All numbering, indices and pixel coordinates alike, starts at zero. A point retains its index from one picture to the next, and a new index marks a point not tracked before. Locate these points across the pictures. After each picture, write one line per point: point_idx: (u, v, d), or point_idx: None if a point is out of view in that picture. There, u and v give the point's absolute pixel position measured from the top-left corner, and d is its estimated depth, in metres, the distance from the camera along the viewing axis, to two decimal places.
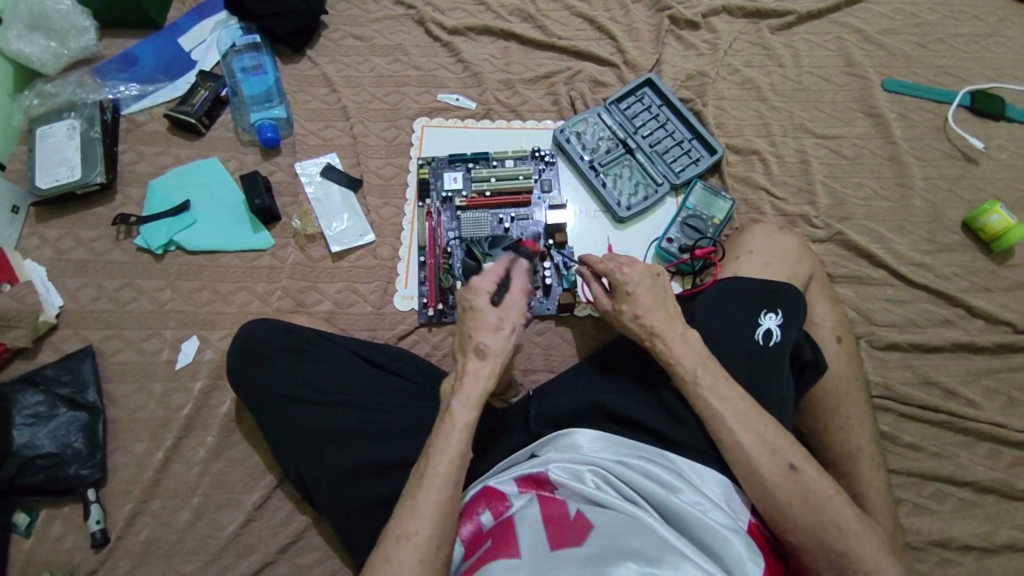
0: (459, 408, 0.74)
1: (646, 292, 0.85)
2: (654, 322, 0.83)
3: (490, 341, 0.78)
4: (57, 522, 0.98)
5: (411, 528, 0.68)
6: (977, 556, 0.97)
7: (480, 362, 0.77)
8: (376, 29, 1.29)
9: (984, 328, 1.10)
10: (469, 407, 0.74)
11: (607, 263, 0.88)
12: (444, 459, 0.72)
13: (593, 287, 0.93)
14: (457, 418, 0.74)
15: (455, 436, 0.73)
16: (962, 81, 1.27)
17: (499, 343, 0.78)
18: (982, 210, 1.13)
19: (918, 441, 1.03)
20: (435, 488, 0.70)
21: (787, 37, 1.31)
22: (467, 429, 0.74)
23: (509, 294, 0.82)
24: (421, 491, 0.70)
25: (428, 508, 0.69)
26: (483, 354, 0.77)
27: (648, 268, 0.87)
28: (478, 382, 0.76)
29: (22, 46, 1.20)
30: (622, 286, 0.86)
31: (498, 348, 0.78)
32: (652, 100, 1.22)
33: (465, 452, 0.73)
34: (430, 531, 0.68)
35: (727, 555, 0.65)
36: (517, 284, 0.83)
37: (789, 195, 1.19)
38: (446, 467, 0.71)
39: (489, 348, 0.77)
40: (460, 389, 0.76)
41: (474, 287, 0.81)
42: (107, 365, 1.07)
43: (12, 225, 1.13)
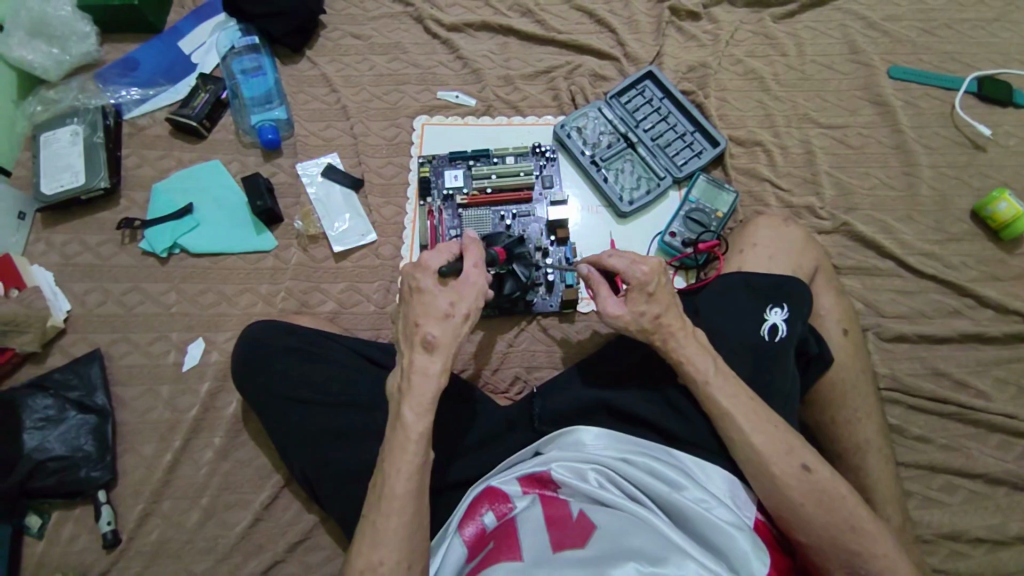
0: (411, 416, 0.73)
1: (664, 293, 0.81)
2: (671, 322, 0.80)
3: (437, 332, 0.75)
4: (69, 524, 0.99)
5: (377, 558, 0.68)
6: (988, 548, 0.96)
7: (427, 356, 0.75)
8: (375, 28, 1.29)
9: (994, 317, 1.09)
10: (420, 412, 0.73)
11: (622, 263, 0.84)
12: (401, 479, 0.70)
13: (602, 291, 0.85)
14: (408, 425, 0.72)
15: (410, 449, 0.71)
16: (969, 67, 1.25)
17: (447, 333, 0.76)
18: (991, 198, 1.11)
19: (927, 433, 1.02)
20: (395, 511, 0.69)
21: (790, 26, 1.29)
22: (420, 441, 0.72)
23: (463, 278, 0.79)
24: (381, 517, 0.69)
25: (388, 535, 0.68)
26: (430, 347, 0.75)
27: (660, 264, 0.83)
28: (427, 381, 0.74)
29: (23, 53, 1.20)
30: (643, 286, 0.81)
31: (446, 340, 0.75)
32: (654, 93, 1.21)
33: (422, 466, 0.72)
34: (395, 557, 0.68)
35: (732, 553, 0.65)
36: (471, 268, 0.79)
37: (793, 187, 1.18)
38: (404, 485, 0.70)
39: (436, 340, 0.75)
40: (409, 391, 0.74)
41: (424, 270, 0.78)
42: (115, 368, 1.08)
43: (19, 231, 1.14)
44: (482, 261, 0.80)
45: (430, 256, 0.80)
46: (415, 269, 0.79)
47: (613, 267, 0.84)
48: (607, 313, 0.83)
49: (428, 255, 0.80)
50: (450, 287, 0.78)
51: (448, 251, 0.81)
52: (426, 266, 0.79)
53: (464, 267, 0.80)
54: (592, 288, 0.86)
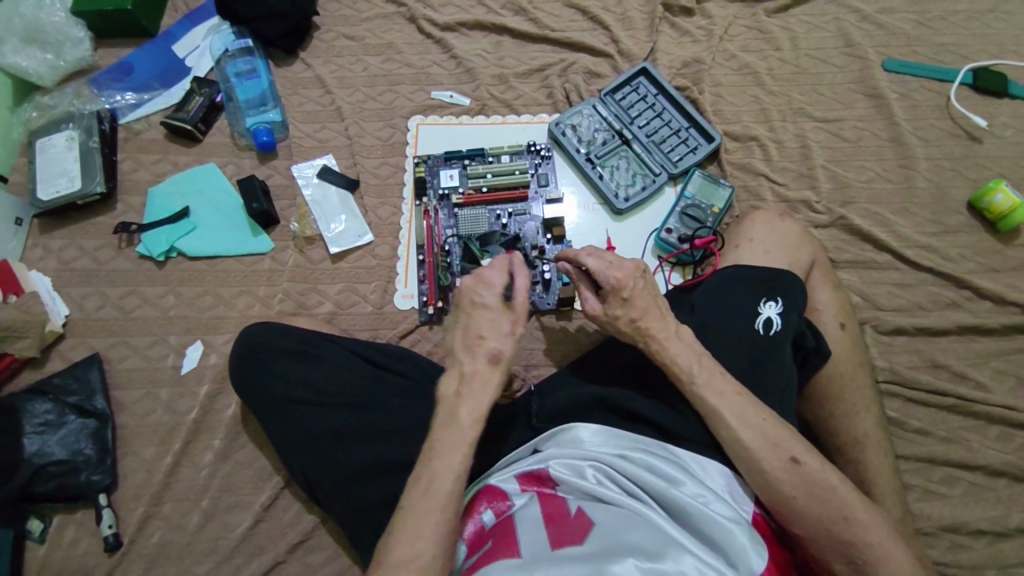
0: (468, 421, 0.73)
1: (641, 295, 0.82)
2: (653, 325, 0.80)
3: (500, 345, 0.77)
4: (70, 528, 1.00)
5: (416, 549, 0.66)
6: (989, 540, 0.95)
7: (489, 367, 0.76)
8: (368, 28, 1.29)
9: (991, 309, 1.09)
10: (477, 418, 0.74)
11: (598, 265, 0.85)
12: (449, 476, 0.70)
13: (583, 289, 0.88)
14: (465, 430, 0.73)
15: (460, 449, 0.72)
16: (964, 58, 1.24)
17: (508, 345, 0.77)
18: (987, 189, 1.11)
19: (926, 426, 1.02)
20: (439, 506, 0.68)
21: (784, 20, 1.29)
22: (472, 444, 0.72)
23: (517, 295, 0.80)
24: (424, 509, 0.68)
25: (432, 528, 0.67)
26: (493, 359, 0.76)
27: (635, 267, 0.85)
28: (486, 389, 0.75)
29: (17, 60, 1.21)
30: (617, 291, 0.83)
31: (506, 353, 0.77)
32: (648, 89, 1.21)
33: (468, 468, 0.72)
34: (434, 551, 0.66)
35: (730, 548, 0.65)
36: (525, 285, 0.80)
37: (789, 181, 1.17)
38: (450, 483, 0.70)
39: (498, 351, 0.76)
40: (468, 397, 0.75)
41: (487, 285, 0.80)
42: (115, 372, 1.09)
43: (16, 237, 1.14)
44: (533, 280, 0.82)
45: (488, 270, 0.81)
46: (472, 286, 0.80)
47: (590, 269, 0.85)
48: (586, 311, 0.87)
49: (487, 268, 0.81)
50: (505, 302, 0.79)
51: (501, 267, 0.82)
52: (483, 282, 0.80)
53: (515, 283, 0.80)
54: (575, 282, 0.90)
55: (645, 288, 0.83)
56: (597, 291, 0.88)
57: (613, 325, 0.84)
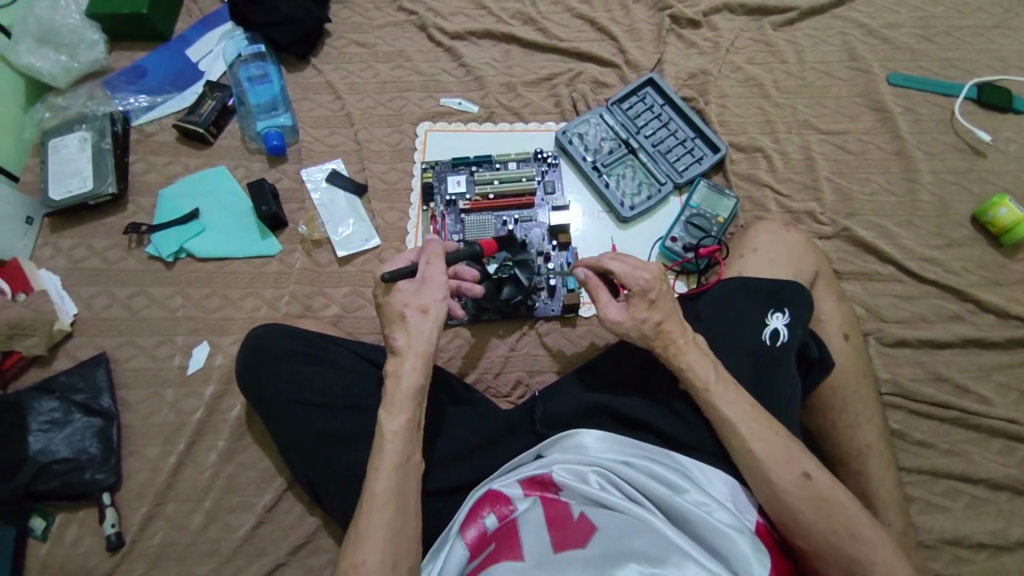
0: (385, 414, 0.75)
1: (665, 299, 0.82)
2: (670, 329, 0.80)
3: (400, 335, 0.78)
4: (73, 526, 1.00)
5: (359, 555, 0.68)
6: (990, 554, 0.95)
7: (395, 359, 0.77)
8: (379, 36, 1.31)
9: (995, 322, 1.09)
10: (392, 408, 0.75)
11: (626, 268, 0.84)
12: (382, 476, 0.72)
13: (600, 294, 0.85)
14: (383, 426, 0.74)
15: (386, 448, 0.73)
16: (968, 73, 1.26)
17: (408, 333, 0.78)
18: (991, 203, 1.11)
19: (928, 438, 1.02)
20: (377, 509, 0.70)
21: (789, 33, 1.30)
22: (396, 439, 0.74)
23: (419, 278, 0.81)
24: (364, 517, 0.70)
25: (372, 531, 0.69)
26: (396, 348, 0.77)
27: (659, 272, 0.84)
28: (397, 381, 0.76)
29: (31, 60, 1.22)
30: (644, 293, 0.81)
31: (411, 342, 0.78)
32: (654, 99, 1.22)
33: (401, 465, 0.73)
34: (378, 553, 0.68)
35: (733, 556, 0.65)
36: (422, 269, 0.82)
37: (794, 192, 1.18)
38: (384, 484, 0.71)
39: (400, 342, 0.78)
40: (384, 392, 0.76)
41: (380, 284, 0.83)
42: (121, 371, 1.09)
43: (26, 236, 1.15)
44: (437, 260, 0.82)
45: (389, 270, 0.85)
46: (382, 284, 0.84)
47: (617, 271, 0.84)
48: (608, 317, 0.83)
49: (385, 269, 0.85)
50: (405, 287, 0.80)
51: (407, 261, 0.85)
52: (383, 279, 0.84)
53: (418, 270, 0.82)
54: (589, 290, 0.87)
55: (668, 292, 0.83)
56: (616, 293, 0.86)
57: (636, 328, 0.81)
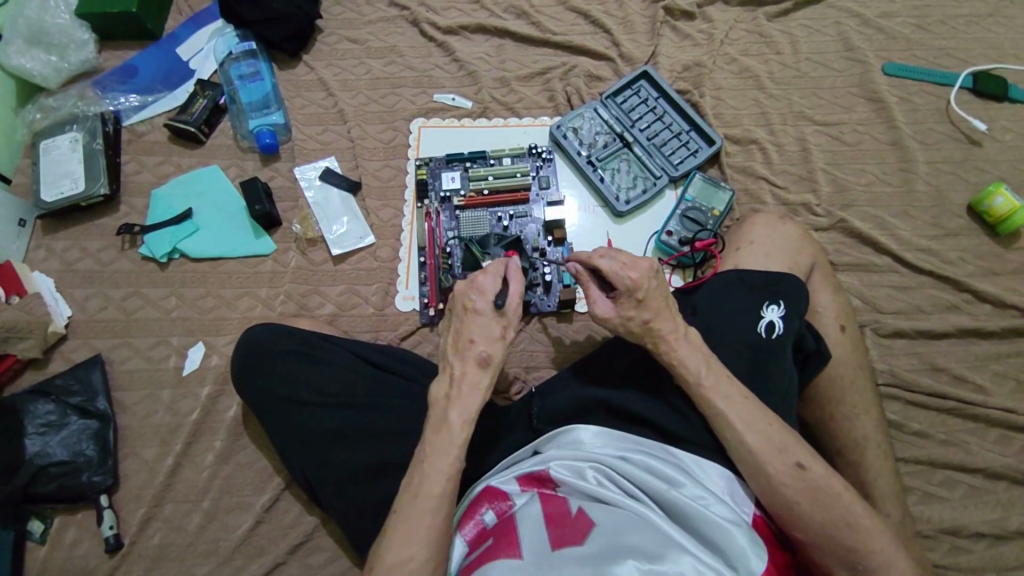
0: (459, 424, 0.74)
1: (654, 297, 0.81)
2: (660, 326, 0.80)
3: (491, 350, 0.78)
4: (71, 528, 1.00)
5: (405, 556, 0.67)
6: (988, 543, 0.96)
7: (479, 371, 0.77)
8: (371, 32, 1.30)
9: (992, 312, 1.09)
10: (466, 419, 0.75)
11: (614, 266, 0.83)
12: (440, 478, 0.71)
13: (592, 292, 0.86)
14: (454, 433, 0.74)
15: (451, 453, 0.73)
16: (963, 62, 1.25)
17: (499, 352, 0.78)
18: (987, 193, 1.11)
19: (926, 429, 1.02)
20: (430, 511, 0.70)
21: (784, 24, 1.29)
22: (461, 447, 0.73)
23: (514, 300, 0.81)
24: (413, 516, 0.69)
25: (420, 530, 0.68)
26: (483, 362, 0.77)
27: (649, 267, 0.84)
28: (476, 393, 0.76)
29: (22, 61, 1.21)
30: (631, 292, 0.81)
31: (497, 359, 0.78)
32: (649, 92, 1.22)
33: (457, 472, 0.73)
34: (425, 554, 0.68)
35: (730, 550, 0.65)
36: (521, 292, 0.82)
37: (790, 184, 1.18)
38: (440, 486, 0.71)
39: (490, 357, 0.77)
40: (458, 400, 0.75)
41: (480, 292, 0.80)
42: (117, 373, 1.09)
43: (19, 238, 1.14)
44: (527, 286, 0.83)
45: (484, 277, 0.81)
46: (469, 288, 0.81)
47: (604, 270, 0.84)
48: (596, 314, 0.84)
49: (484, 275, 0.81)
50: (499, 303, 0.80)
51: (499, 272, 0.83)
52: (479, 286, 0.80)
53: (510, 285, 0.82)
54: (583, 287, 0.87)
55: (658, 289, 0.83)
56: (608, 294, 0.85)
57: (625, 326, 0.82)
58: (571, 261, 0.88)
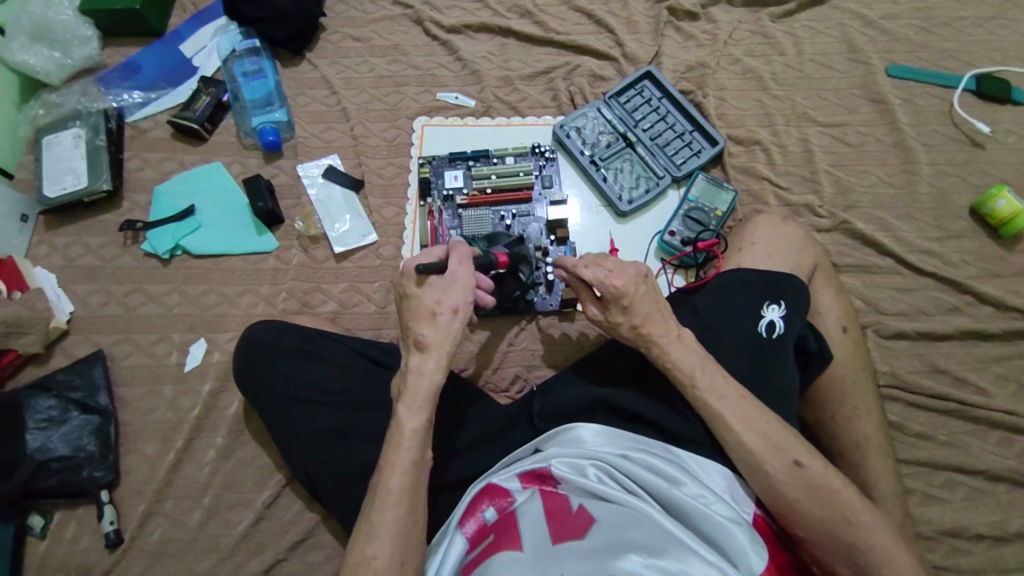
0: (406, 413, 0.73)
1: (643, 301, 0.81)
2: (651, 331, 0.80)
3: (430, 333, 0.76)
4: (71, 524, 1.00)
5: (369, 552, 0.67)
6: (989, 544, 0.95)
7: (421, 356, 0.75)
8: (375, 30, 1.30)
9: (993, 314, 1.09)
10: (416, 406, 0.73)
11: (599, 274, 0.84)
12: (395, 472, 0.70)
13: (582, 295, 0.87)
14: (406, 425, 0.73)
15: (404, 445, 0.72)
16: (967, 64, 1.25)
17: (439, 333, 0.76)
18: (989, 195, 1.11)
19: (927, 430, 1.02)
20: (390, 506, 0.69)
21: (788, 25, 1.29)
22: (417, 434, 0.72)
23: (448, 276, 0.79)
24: (375, 512, 0.69)
25: (385, 528, 0.68)
26: (423, 347, 0.75)
27: (637, 272, 0.84)
28: (421, 379, 0.74)
29: (26, 57, 1.21)
30: (617, 301, 0.82)
31: (439, 339, 0.76)
32: (652, 92, 1.22)
33: (419, 461, 0.72)
34: (390, 551, 0.67)
35: (731, 547, 0.65)
36: (455, 267, 0.80)
37: (792, 185, 1.18)
38: (398, 480, 0.70)
39: (428, 340, 0.76)
40: (404, 390, 0.74)
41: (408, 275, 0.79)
42: (118, 369, 1.09)
43: (22, 234, 1.14)
44: (466, 263, 0.81)
45: (414, 261, 0.81)
46: (401, 275, 0.80)
47: (590, 279, 0.84)
48: (588, 316, 0.87)
49: (410, 259, 0.81)
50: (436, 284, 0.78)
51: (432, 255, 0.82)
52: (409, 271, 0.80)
53: (449, 265, 0.80)
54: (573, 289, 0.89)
55: (647, 293, 0.83)
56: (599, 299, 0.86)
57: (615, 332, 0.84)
58: (559, 265, 0.88)
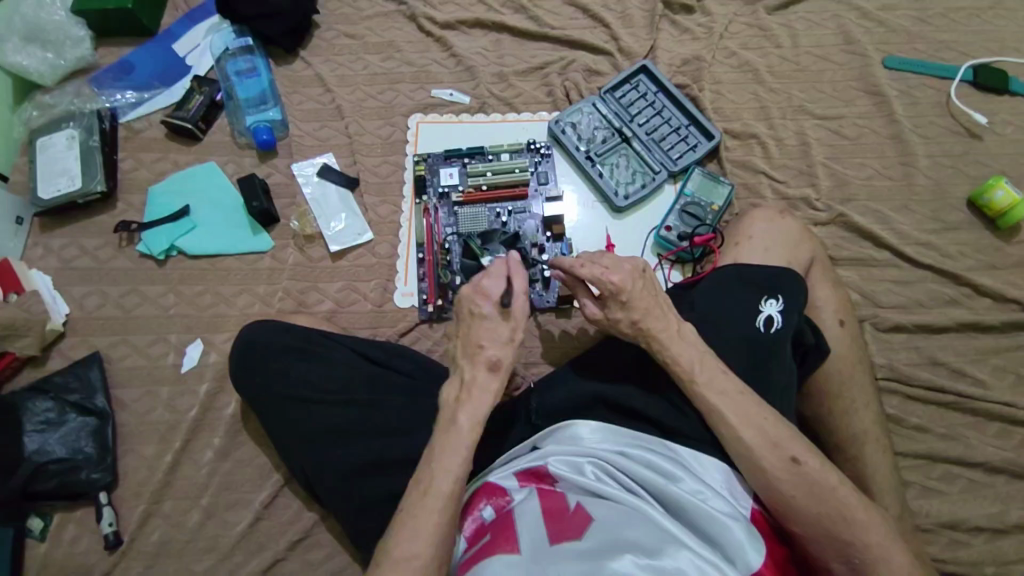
0: (467, 423, 0.74)
1: (641, 297, 0.81)
2: (651, 326, 0.80)
3: (500, 355, 0.77)
4: (71, 526, 1.00)
5: (413, 551, 0.66)
6: (987, 537, 0.95)
7: (490, 375, 0.76)
8: (368, 27, 1.29)
9: (991, 306, 1.08)
10: (476, 422, 0.74)
11: (595, 271, 0.84)
12: (448, 475, 0.70)
13: (580, 295, 0.88)
14: (464, 434, 0.73)
15: (459, 451, 0.72)
16: (964, 55, 1.24)
17: (509, 356, 0.78)
18: (987, 186, 1.10)
19: (925, 423, 1.02)
20: (438, 508, 0.69)
21: (784, 17, 1.28)
22: (471, 445, 0.73)
23: (518, 301, 0.81)
24: (422, 510, 0.69)
25: (430, 528, 0.68)
26: (492, 367, 0.76)
27: (634, 269, 0.84)
28: (487, 396, 0.76)
29: (19, 59, 1.21)
30: (615, 296, 0.82)
31: (507, 363, 0.77)
32: (648, 87, 1.21)
33: (468, 469, 0.72)
34: (433, 552, 0.67)
35: (728, 544, 0.65)
36: (523, 291, 0.81)
37: (789, 179, 1.17)
38: (449, 484, 0.70)
39: (499, 362, 0.77)
40: (467, 401, 0.75)
41: (485, 295, 0.80)
42: (115, 371, 1.09)
43: (16, 236, 1.14)
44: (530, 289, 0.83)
45: (488, 280, 0.81)
46: (473, 293, 0.81)
47: (586, 276, 0.84)
48: (587, 315, 0.87)
49: (488, 278, 0.81)
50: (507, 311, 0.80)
51: (501, 273, 0.82)
52: (484, 291, 0.80)
53: (517, 292, 0.81)
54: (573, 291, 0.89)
55: (645, 288, 0.82)
56: (597, 296, 0.87)
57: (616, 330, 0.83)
58: (554, 267, 0.89)
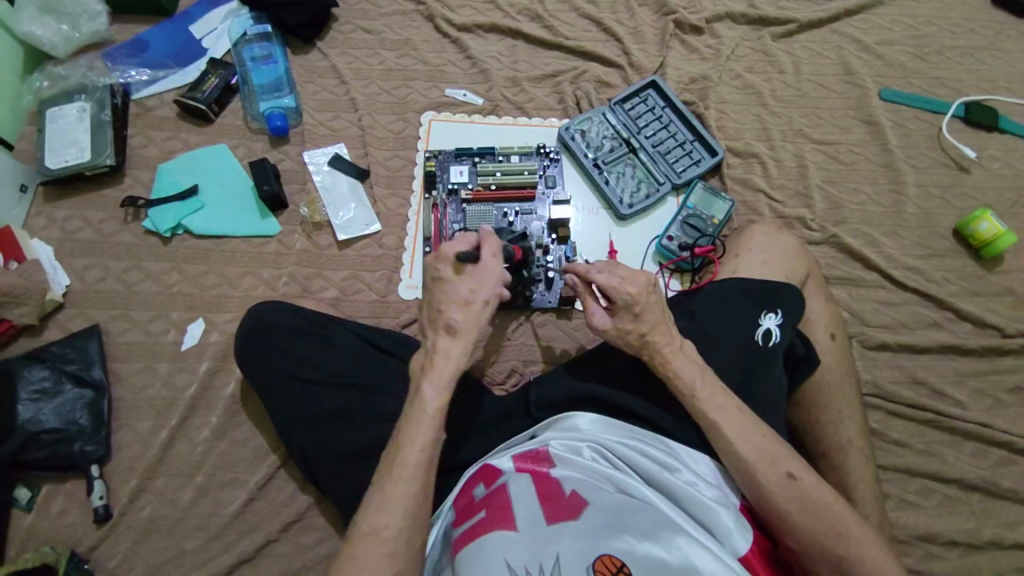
0: (431, 392, 0.75)
1: (651, 311, 0.83)
2: (656, 339, 0.82)
3: (460, 319, 0.78)
4: (58, 499, 0.99)
5: (380, 523, 0.68)
6: (961, 551, 0.99)
7: (450, 340, 0.78)
8: (386, 24, 1.31)
9: (971, 331, 1.13)
10: (439, 388, 0.75)
11: (611, 279, 0.85)
12: (413, 448, 0.72)
13: (588, 302, 0.89)
14: (428, 403, 0.74)
15: (424, 423, 0.73)
16: (956, 92, 1.31)
17: (467, 320, 0.78)
18: (973, 217, 1.16)
19: (905, 439, 1.06)
20: (405, 480, 0.71)
21: (788, 45, 1.34)
22: (436, 415, 0.74)
23: (481, 266, 0.81)
24: (389, 484, 0.71)
25: (397, 501, 0.69)
26: (452, 332, 0.78)
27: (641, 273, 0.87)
28: (448, 362, 0.77)
29: (32, 28, 1.20)
30: (629, 307, 0.83)
31: (468, 327, 0.78)
32: (656, 101, 1.25)
33: (435, 440, 0.73)
34: (399, 524, 0.69)
35: (716, 529, 0.68)
36: (486, 256, 0.82)
37: (787, 199, 1.22)
38: (414, 457, 0.72)
39: (458, 325, 0.78)
40: (430, 370, 0.76)
41: (443, 259, 0.81)
42: (112, 345, 1.08)
43: (20, 205, 1.13)
44: (499, 254, 0.83)
45: (450, 245, 0.82)
46: (435, 257, 0.82)
47: (602, 283, 0.85)
48: (593, 324, 0.86)
49: (448, 243, 0.82)
50: (469, 274, 0.80)
51: (467, 240, 0.84)
52: (445, 255, 0.81)
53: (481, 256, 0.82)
54: (580, 297, 0.90)
55: (655, 303, 0.85)
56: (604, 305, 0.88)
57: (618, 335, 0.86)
58: (567, 271, 0.90)
